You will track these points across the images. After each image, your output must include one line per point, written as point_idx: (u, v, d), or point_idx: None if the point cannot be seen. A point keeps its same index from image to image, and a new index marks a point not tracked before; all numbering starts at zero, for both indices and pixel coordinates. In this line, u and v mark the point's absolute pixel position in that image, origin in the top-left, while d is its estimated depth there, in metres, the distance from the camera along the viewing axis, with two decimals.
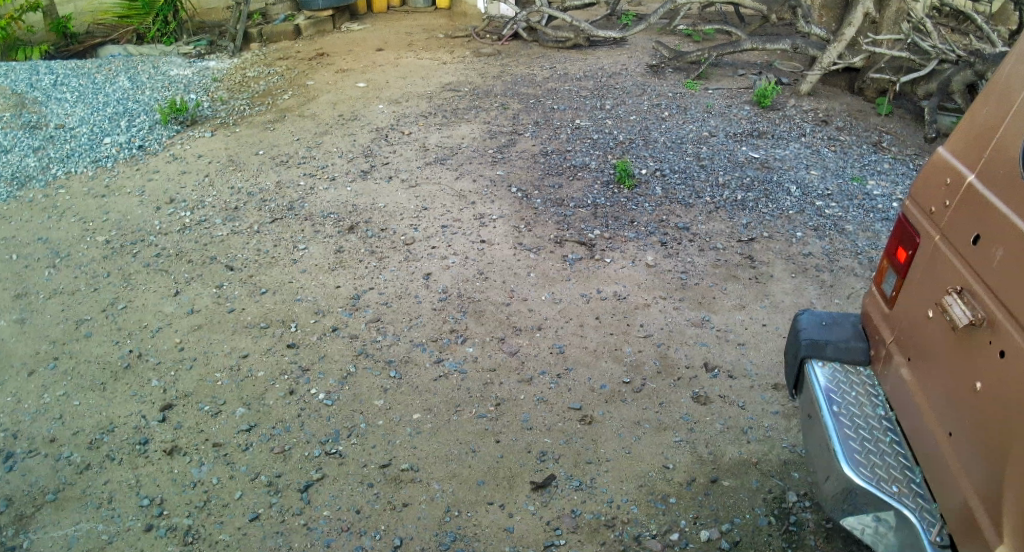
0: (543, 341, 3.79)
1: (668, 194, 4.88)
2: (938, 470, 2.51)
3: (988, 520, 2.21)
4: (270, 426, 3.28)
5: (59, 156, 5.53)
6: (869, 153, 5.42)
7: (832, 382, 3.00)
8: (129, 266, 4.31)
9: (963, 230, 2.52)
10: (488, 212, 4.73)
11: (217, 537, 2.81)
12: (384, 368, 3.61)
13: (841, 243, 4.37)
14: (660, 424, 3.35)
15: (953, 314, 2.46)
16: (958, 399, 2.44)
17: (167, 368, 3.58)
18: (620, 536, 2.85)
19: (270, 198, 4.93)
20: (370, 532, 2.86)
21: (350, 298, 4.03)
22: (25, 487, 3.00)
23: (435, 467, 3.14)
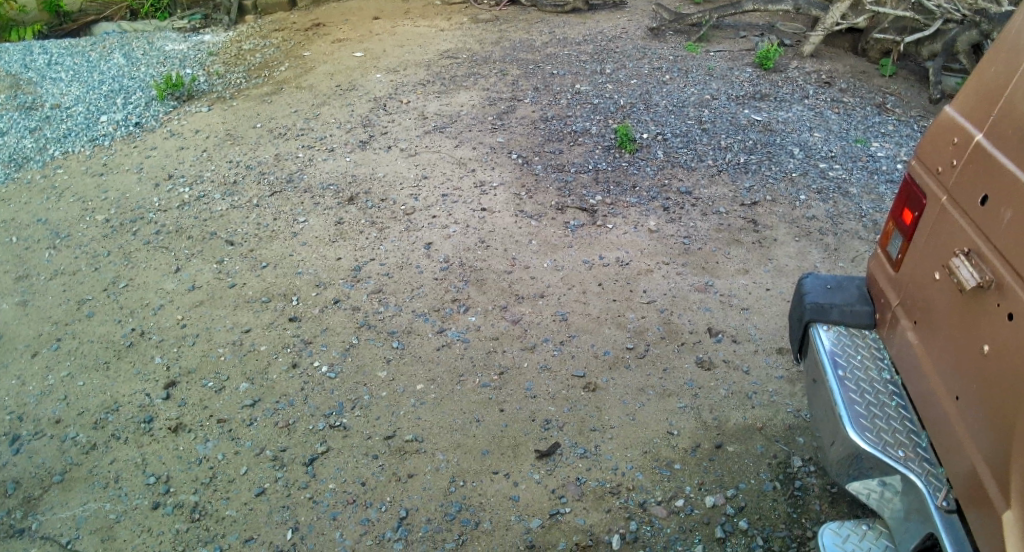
0: (545, 309, 3.74)
1: (669, 158, 4.82)
2: (945, 436, 2.34)
3: (996, 488, 2.06)
4: (274, 401, 3.35)
5: (56, 137, 5.60)
6: (873, 115, 5.31)
7: (837, 346, 2.76)
8: (129, 244, 4.39)
9: (970, 189, 2.33)
10: (488, 180, 4.69)
11: (224, 512, 2.90)
12: (387, 338, 3.62)
13: (845, 206, 4.34)
14: (664, 390, 3.29)
15: (960, 277, 2.27)
16: (966, 365, 2.27)
17: (170, 345, 3.67)
18: (625, 503, 2.85)
19: (269, 171, 4.95)
20: (375, 504, 2.90)
21: (351, 270, 4.05)
22: (32, 469, 3.14)
23: (438, 436, 3.15)
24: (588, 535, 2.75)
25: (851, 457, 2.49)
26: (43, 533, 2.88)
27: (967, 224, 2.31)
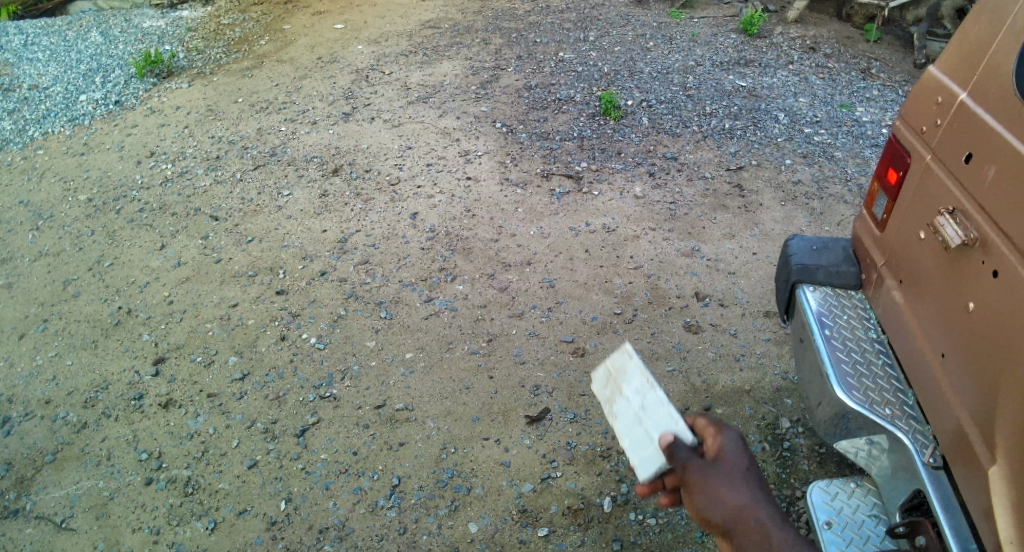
0: (533, 276, 3.75)
1: (654, 124, 4.81)
2: (932, 393, 2.37)
3: (982, 444, 2.09)
4: (263, 374, 3.35)
5: (35, 117, 5.53)
6: (858, 81, 5.31)
7: (823, 306, 2.78)
8: (113, 223, 4.35)
9: (955, 148, 2.33)
10: (472, 149, 4.68)
11: (217, 486, 2.92)
12: (375, 309, 3.62)
13: (830, 170, 4.37)
14: (652, 354, 3.32)
15: (945, 235, 2.29)
16: (951, 321, 2.30)
17: (157, 322, 3.65)
18: (615, 466, 2.91)
19: (252, 145, 4.91)
20: (368, 473, 2.93)
21: (337, 242, 4.04)
22: (24, 450, 3.14)
23: (428, 404, 3.17)
24: (579, 498, 2.80)
25: (838, 417, 2.52)
26: (38, 513, 2.89)
27: (952, 183, 2.32)
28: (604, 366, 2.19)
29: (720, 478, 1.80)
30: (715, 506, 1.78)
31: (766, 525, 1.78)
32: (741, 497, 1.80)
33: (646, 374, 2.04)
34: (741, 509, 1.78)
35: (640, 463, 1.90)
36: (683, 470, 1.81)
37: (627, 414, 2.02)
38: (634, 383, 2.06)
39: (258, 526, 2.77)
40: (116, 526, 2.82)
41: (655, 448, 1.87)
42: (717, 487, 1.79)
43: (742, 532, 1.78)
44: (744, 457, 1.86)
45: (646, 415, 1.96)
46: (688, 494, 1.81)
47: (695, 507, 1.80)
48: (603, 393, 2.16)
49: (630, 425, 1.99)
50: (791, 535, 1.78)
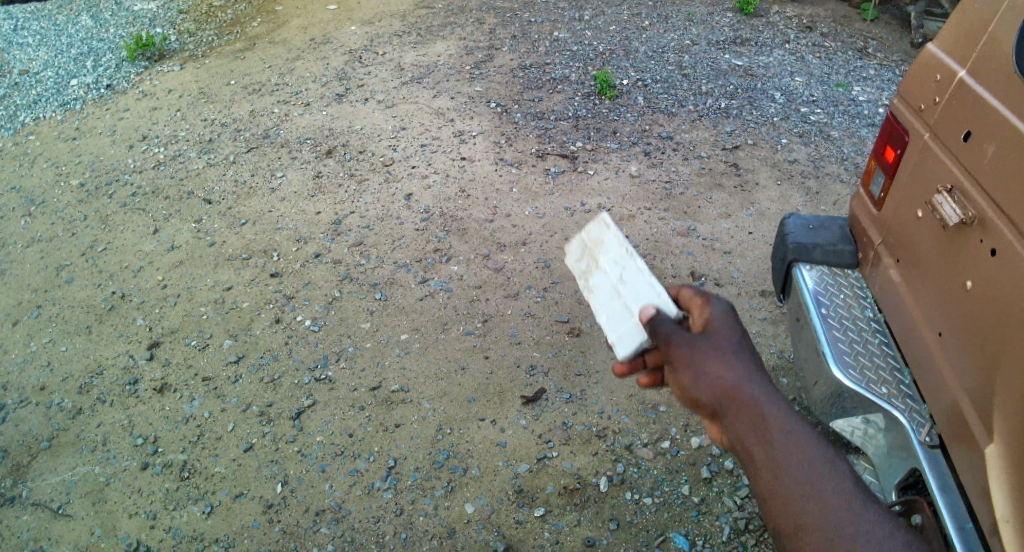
0: (528, 256, 3.73)
1: (650, 104, 4.78)
2: (929, 372, 2.36)
3: (979, 422, 2.09)
4: (258, 356, 3.34)
5: (26, 103, 5.48)
6: (854, 60, 5.28)
7: (820, 285, 2.76)
8: (106, 207, 4.32)
9: (954, 126, 2.32)
10: (467, 129, 4.64)
11: (213, 469, 2.92)
12: (370, 290, 3.60)
13: (826, 150, 4.35)
14: None
15: (943, 214, 2.28)
16: (948, 300, 2.29)
17: (151, 307, 3.63)
18: (611, 446, 2.91)
19: (245, 128, 4.88)
20: (364, 455, 2.92)
21: (332, 223, 4.01)
22: (19, 436, 3.12)
23: (424, 385, 3.16)
24: (576, 479, 2.80)
25: (834, 396, 2.52)
26: (34, 500, 2.89)
27: (951, 161, 2.30)
28: (579, 239, 2.17)
29: (707, 348, 1.64)
30: (700, 379, 1.61)
31: (760, 400, 1.58)
32: (732, 371, 1.62)
33: (625, 245, 2.02)
34: (730, 384, 1.59)
35: (615, 338, 1.84)
36: (665, 343, 1.69)
37: (604, 285, 2.00)
38: (612, 255, 2.04)
39: (255, 509, 2.77)
40: (112, 511, 2.81)
41: (634, 320, 1.82)
42: (702, 359, 1.63)
43: (730, 408, 1.59)
44: (737, 330, 1.69)
45: (625, 284, 1.93)
46: (670, 367, 1.67)
47: (680, 382, 1.65)
48: (578, 265, 2.14)
49: (605, 295, 1.96)
50: (790, 413, 1.57)
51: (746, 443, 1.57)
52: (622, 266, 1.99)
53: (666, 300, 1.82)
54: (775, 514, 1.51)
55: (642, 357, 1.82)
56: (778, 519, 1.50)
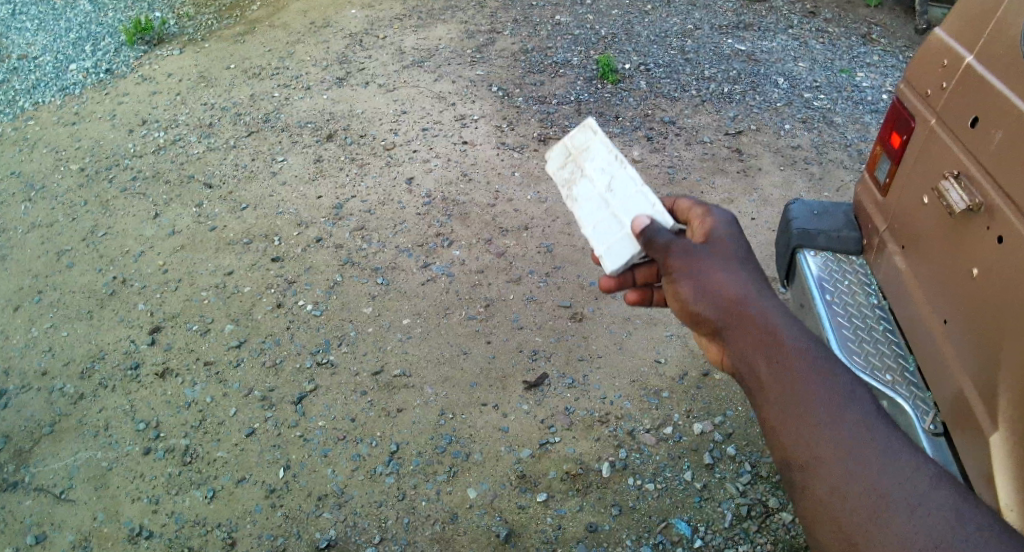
0: (530, 241, 3.72)
1: (653, 88, 4.75)
2: (933, 358, 2.35)
3: (983, 409, 2.08)
4: (260, 341, 3.33)
5: (26, 88, 5.45)
6: (858, 46, 5.24)
7: (824, 271, 2.74)
8: (106, 192, 4.30)
9: (961, 110, 2.29)
10: (468, 113, 4.61)
11: (215, 454, 2.91)
12: (371, 275, 3.59)
13: (829, 135, 4.32)
14: (650, 319, 3.32)
15: (949, 200, 2.26)
16: (954, 287, 2.27)
17: (153, 292, 3.62)
18: (614, 432, 2.90)
19: (245, 112, 4.84)
20: (366, 440, 2.92)
21: (333, 208, 3.99)
22: (21, 422, 3.12)
23: (426, 370, 3.15)
24: (578, 464, 2.80)
25: None
26: (37, 485, 2.89)
27: (958, 147, 2.28)
28: (562, 145, 2.15)
29: (708, 261, 1.62)
30: (704, 286, 1.58)
31: (766, 315, 1.53)
32: (736, 285, 1.57)
33: (615, 152, 2.02)
34: (735, 296, 1.55)
35: (605, 251, 1.86)
36: (665, 255, 1.67)
37: (593, 195, 2.00)
38: (599, 163, 2.04)
39: (257, 494, 2.77)
40: (115, 496, 2.81)
41: (627, 232, 1.83)
42: (705, 271, 1.60)
43: (733, 324, 1.54)
44: (740, 245, 1.68)
45: (616, 196, 1.94)
46: (671, 281, 1.64)
47: (680, 297, 1.62)
48: (561, 173, 2.14)
49: (594, 204, 1.98)
50: (800, 330, 1.51)
51: (751, 361, 1.51)
52: (612, 177, 1.99)
53: (660, 209, 1.83)
54: (786, 446, 1.41)
55: (631, 272, 1.85)
56: (790, 452, 1.41)
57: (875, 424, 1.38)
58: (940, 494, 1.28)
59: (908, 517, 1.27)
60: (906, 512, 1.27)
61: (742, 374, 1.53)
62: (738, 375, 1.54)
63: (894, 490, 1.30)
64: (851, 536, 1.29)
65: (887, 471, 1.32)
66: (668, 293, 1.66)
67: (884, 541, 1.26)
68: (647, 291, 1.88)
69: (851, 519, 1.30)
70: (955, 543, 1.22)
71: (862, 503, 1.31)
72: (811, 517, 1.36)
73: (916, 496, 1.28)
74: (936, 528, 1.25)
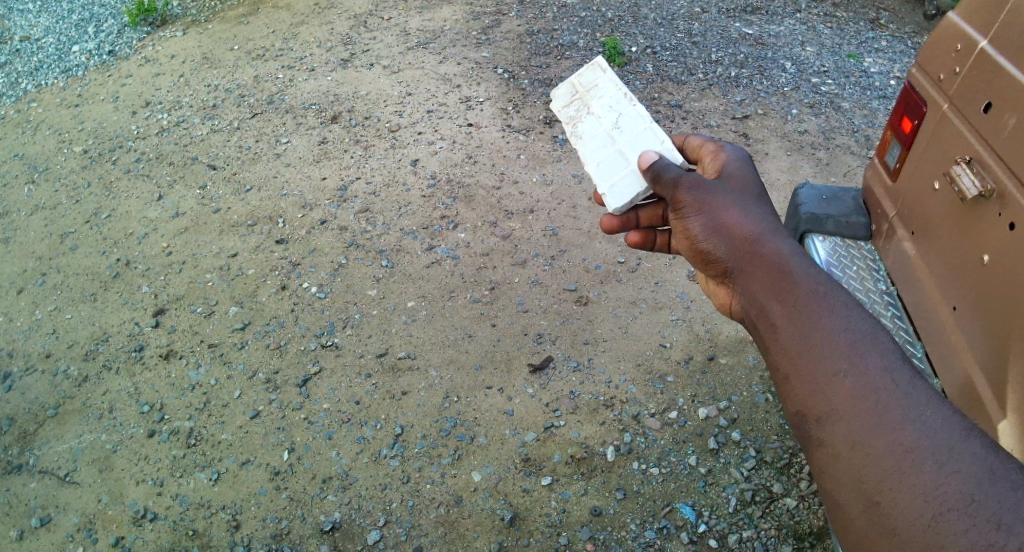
0: (536, 224, 3.69)
1: (659, 71, 4.71)
2: (940, 343, 2.33)
3: (991, 395, 2.08)
4: (264, 323, 3.32)
5: (28, 70, 5.43)
6: (867, 31, 5.18)
7: (833, 256, 2.68)
8: (109, 174, 4.28)
9: (974, 96, 2.26)
10: (474, 95, 4.58)
11: (220, 437, 2.91)
12: (376, 257, 3.57)
13: (837, 121, 4.28)
14: (656, 303, 3.30)
15: (961, 186, 2.23)
16: (963, 272, 2.25)
17: (157, 274, 3.61)
18: (619, 416, 2.89)
19: (249, 93, 4.81)
20: (370, 422, 2.91)
21: (337, 190, 3.97)
22: (26, 404, 3.12)
23: (430, 352, 3.14)
24: (582, 447, 2.79)
25: None
26: (42, 467, 2.89)
27: (970, 132, 2.25)
28: (571, 85, 2.42)
29: (721, 199, 1.77)
30: (712, 223, 1.74)
31: (779, 254, 1.62)
32: (749, 224, 1.70)
33: (623, 89, 2.29)
34: (748, 233, 1.68)
35: (608, 189, 2.09)
36: (676, 192, 1.82)
37: (599, 133, 2.26)
38: (605, 99, 2.32)
39: (261, 476, 2.77)
40: (119, 478, 2.81)
41: (633, 159, 2.09)
42: (717, 208, 1.75)
43: (745, 261, 1.66)
44: (755, 189, 1.84)
45: (621, 133, 2.19)
46: (684, 216, 1.80)
47: (693, 233, 1.77)
48: (567, 109, 2.41)
49: (601, 135, 2.25)
50: (816, 270, 1.57)
51: (763, 297, 1.60)
52: (618, 116, 2.24)
53: (669, 146, 2.05)
54: (802, 392, 1.44)
55: (634, 212, 2.07)
56: (807, 400, 1.42)
57: (898, 373, 1.38)
58: (970, 447, 1.27)
59: (935, 473, 1.26)
60: (933, 466, 1.27)
61: (753, 310, 1.62)
62: (750, 312, 1.64)
63: (919, 443, 1.29)
64: (873, 492, 1.30)
65: (911, 425, 1.31)
66: (684, 232, 1.81)
67: (908, 495, 1.26)
68: (649, 234, 2.08)
69: (873, 473, 1.31)
70: (984, 498, 1.22)
71: (885, 456, 1.30)
72: (828, 469, 1.36)
73: (944, 450, 1.28)
74: (964, 482, 1.24)
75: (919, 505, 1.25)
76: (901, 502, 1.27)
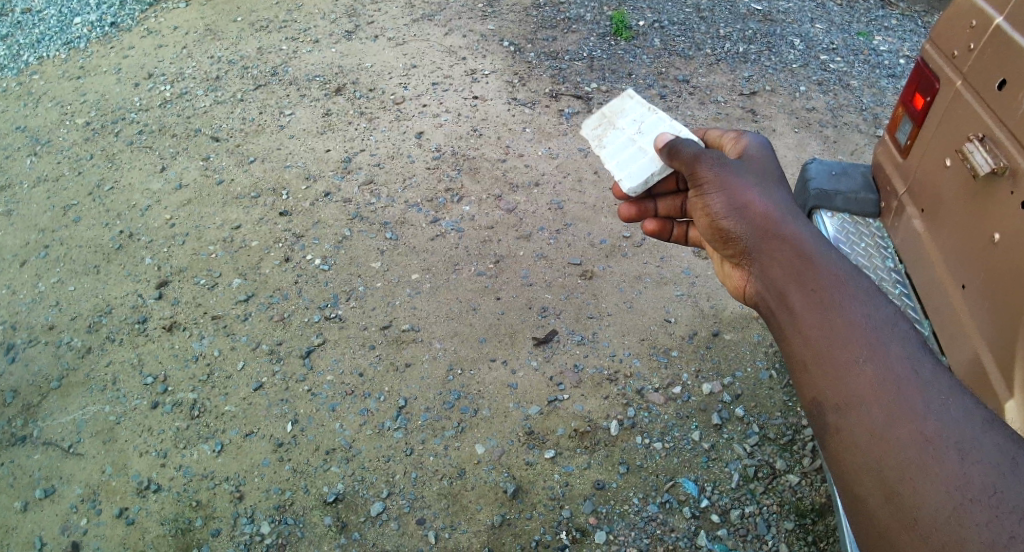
0: (541, 197, 3.68)
1: (667, 46, 4.66)
2: (947, 323, 2.32)
3: (999, 374, 2.07)
4: (268, 295, 3.31)
5: (30, 42, 5.39)
6: (877, 8, 5.12)
7: (841, 232, 2.66)
8: (112, 146, 4.26)
9: (989, 73, 2.23)
10: (479, 68, 4.54)
11: (223, 408, 2.92)
12: (380, 230, 3.56)
13: (845, 99, 4.24)
14: (661, 278, 3.29)
15: (973, 162, 2.21)
16: (974, 252, 2.24)
17: (160, 246, 3.60)
18: (623, 390, 2.89)
19: (252, 65, 4.78)
20: (374, 394, 2.91)
21: (341, 162, 3.95)
22: (29, 376, 3.12)
23: (435, 325, 3.13)
24: (586, 421, 2.79)
25: None
26: (45, 439, 2.89)
27: (984, 110, 2.22)
28: (596, 113, 2.39)
29: (742, 180, 1.81)
30: (732, 202, 1.78)
31: (800, 240, 1.66)
32: (770, 207, 1.75)
33: (647, 106, 2.28)
34: (768, 217, 1.72)
35: (625, 175, 2.11)
36: (697, 168, 1.86)
37: (625, 143, 2.21)
38: (630, 116, 2.29)
39: (264, 448, 2.78)
40: (123, 450, 2.82)
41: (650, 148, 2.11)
42: (739, 188, 1.79)
43: (764, 244, 1.69)
44: (779, 175, 1.88)
45: (645, 136, 2.17)
46: (705, 193, 1.84)
47: (713, 210, 1.81)
48: (592, 132, 2.35)
49: (626, 146, 2.20)
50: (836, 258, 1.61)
51: (781, 281, 1.63)
52: (643, 125, 2.22)
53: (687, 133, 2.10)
54: (819, 377, 1.45)
55: (652, 203, 2.20)
56: (826, 385, 1.44)
57: (920, 362, 1.40)
58: (992, 438, 1.28)
59: (956, 463, 1.27)
60: (955, 457, 1.28)
61: (770, 293, 1.65)
62: (766, 295, 1.67)
63: (942, 433, 1.30)
64: (893, 482, 1.30)
65: (935, 414, 1.32)
66: (703, 209, 1.84)
67: (931, 485, 1.27)
68: (667, 224, 2.21)
69: (893, 462, 1.31)
70: (1006, 490, 1.22)
71: (906, 444, 1.31)
72: (847, 458, 1.37)
73: (967, 440, 1.28)
74: (987, 475, 1.25)
75: (941, 495, 1.25)
76: (921, 492, 1.27)
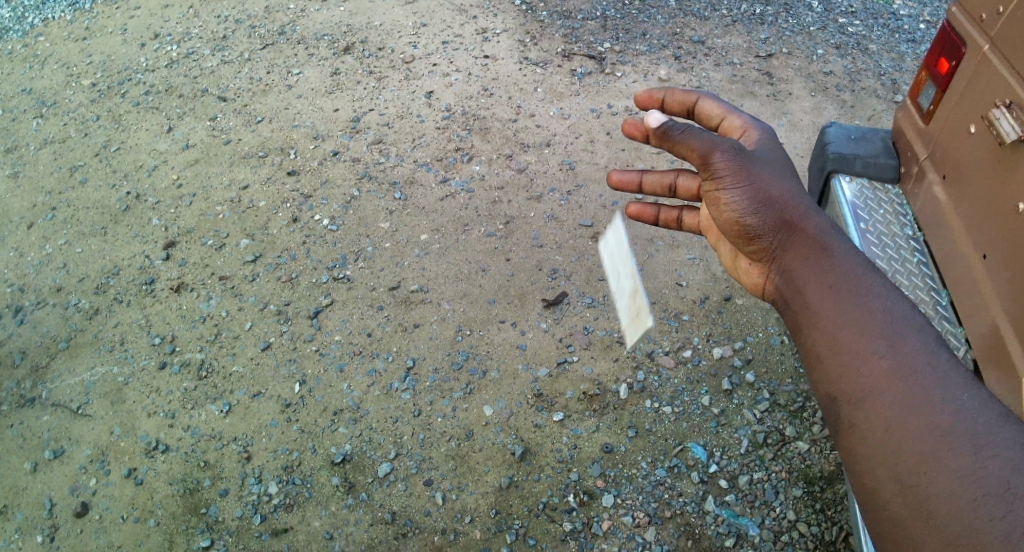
0: (552, 158, 3.63)
1: (682, 6, 4.58)
2: (966, 293, 2.30)
3: (1017, 345, 2.06)
4: (276, 255, 3.29)
5: (35, 3, 5.33)
6: None
7: (859, 199, 2.64)
8: (118, 107, 4.22)
9: (1018, 36, 2.16)
10: (490, 27, 4.47)
11: (232, 369, 2.91)
12: (389, 190, 3.53)
13: (863, 63, 4.17)
14: (673, 242, 3.26)
15: (1000, 130, 2.16)
16: (995, 224, 2.20)
17: (167, 207, 3.58)
18: (633, 353, 2.87)
19: (260, 24, 4.72)
20: (382, 354, 2.90)
21: (350, 121, 3.91)
22: (37, 338, 3.12)
23: (444, 286, 3.11)
24: (595, 385, 2.78)
25: None
26: (54, 401, 2.89)
27: (1013, 76, 2.16)
28: None
29: (761, 172, 1.68)
30: (753, 196, 1.65)
31: (821, 235, 1.62)
32: (793, 201, 1.67)
33: None
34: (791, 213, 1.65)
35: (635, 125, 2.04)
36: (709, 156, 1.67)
37: None
38: None
39: (272, 408, 2.77)
40: (130, 410, 2.82)
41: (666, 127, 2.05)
42: (760, 180, 1.66)
43: (788, 240, 1.63)
44: (783, 158, 1.78)
45: None
46: (722, 185, 1.67)
47: (733, 204, 1.67)
48: None
49: None
50: (852, 246, 1.60)
51: (803, 277, 1.58)
52: None
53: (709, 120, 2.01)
54: (837, 373, 1.44)
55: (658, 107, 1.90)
56: (842, 380, 1.43)
57: (936, 354, 1.40)
58: (1007, 432, 1.30)
59: (972, 456, 1.28)
60: (970, 449, 1.29)
61: (790, 289, 1.61)
62: (784, 292, 1.63)
63: (957, 425, 1.31)
64: (909, 477, 1.31)
65: (951, 406, 1.33)
66: (720, 202, 1.70)
67: (948, 476, 1.28)
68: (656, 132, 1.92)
69: (909, 452, 1.32)
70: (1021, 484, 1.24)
71: (921, 434, 1.32)
72: (861, 449, 1.38)
73: (981, 434, 1.30)
74: (1003, 467, 1.26)
75: (956, 487, 1.27)
76: (937, 484, 1.28)
